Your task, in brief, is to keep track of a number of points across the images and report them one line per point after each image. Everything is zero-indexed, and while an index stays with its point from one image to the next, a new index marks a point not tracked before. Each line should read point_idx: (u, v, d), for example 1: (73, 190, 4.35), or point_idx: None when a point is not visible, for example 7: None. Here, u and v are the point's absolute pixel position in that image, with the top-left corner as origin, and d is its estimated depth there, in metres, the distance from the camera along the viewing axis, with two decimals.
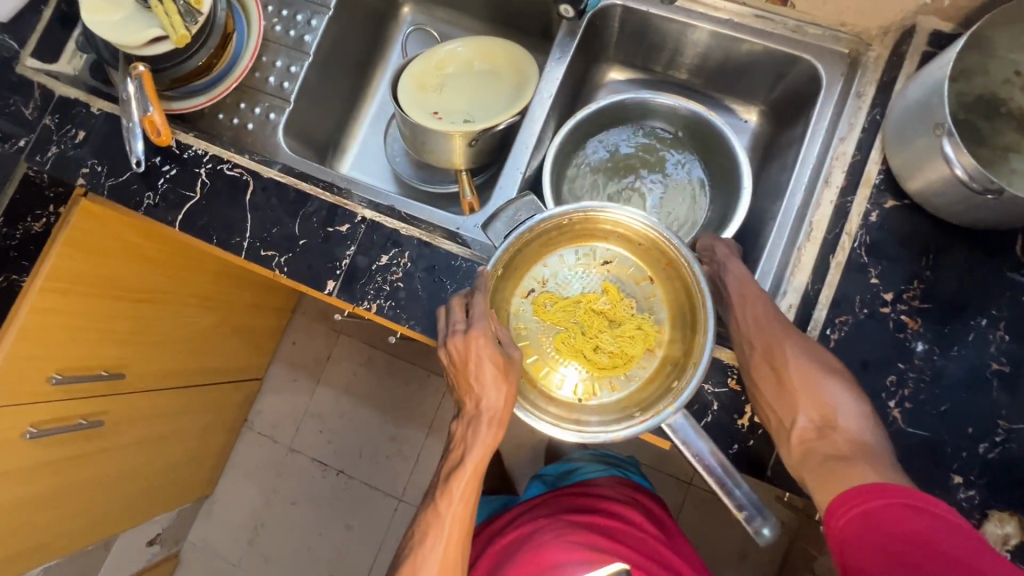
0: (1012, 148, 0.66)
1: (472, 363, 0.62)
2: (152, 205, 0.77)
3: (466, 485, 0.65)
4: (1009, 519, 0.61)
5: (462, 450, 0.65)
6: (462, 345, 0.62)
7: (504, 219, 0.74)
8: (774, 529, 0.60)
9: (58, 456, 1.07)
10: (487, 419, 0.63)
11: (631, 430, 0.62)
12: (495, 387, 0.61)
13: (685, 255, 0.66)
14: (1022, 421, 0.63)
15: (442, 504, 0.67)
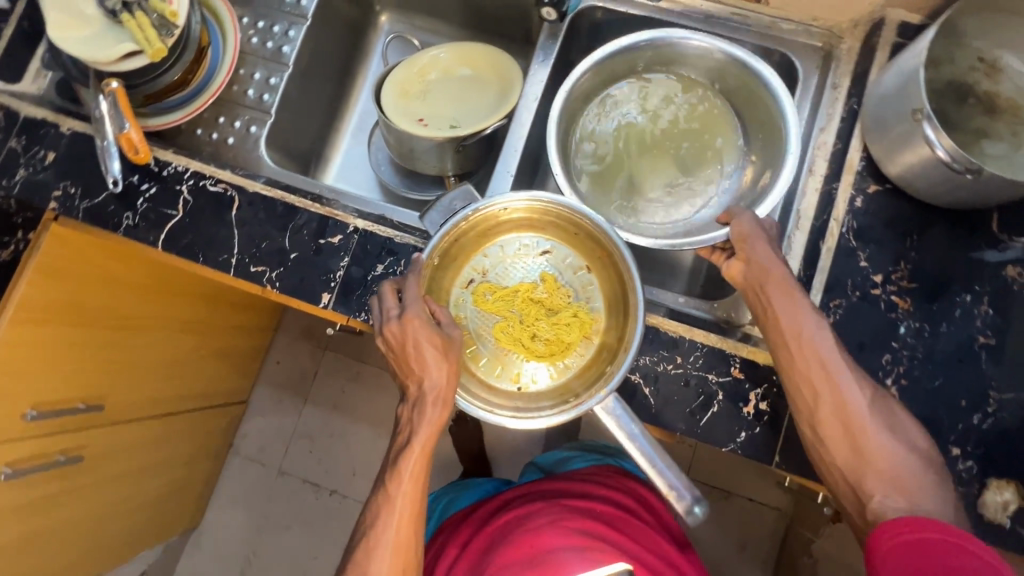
0: (983, 131, 0.69)
1: (408, 346, 0.60)
2: (131, 226, 0.74)
3: (416, 468, 0.62)
4: (1007, 485, 0.63)
5: (409, 432, 0.62)
6: (399, 328, 0.60)
7: (440, 209, 0.67)
8: (702, 507, 0.62)
9: (36, 497, 1.01)
10: (433, 399, 0.60)
11: (566, 416, 0.62)
12: (437, 366, 0.60)
13: (616, 243, 0.64)
14: (1011, 391, 0.65)
15: (392, 487, 0.63)
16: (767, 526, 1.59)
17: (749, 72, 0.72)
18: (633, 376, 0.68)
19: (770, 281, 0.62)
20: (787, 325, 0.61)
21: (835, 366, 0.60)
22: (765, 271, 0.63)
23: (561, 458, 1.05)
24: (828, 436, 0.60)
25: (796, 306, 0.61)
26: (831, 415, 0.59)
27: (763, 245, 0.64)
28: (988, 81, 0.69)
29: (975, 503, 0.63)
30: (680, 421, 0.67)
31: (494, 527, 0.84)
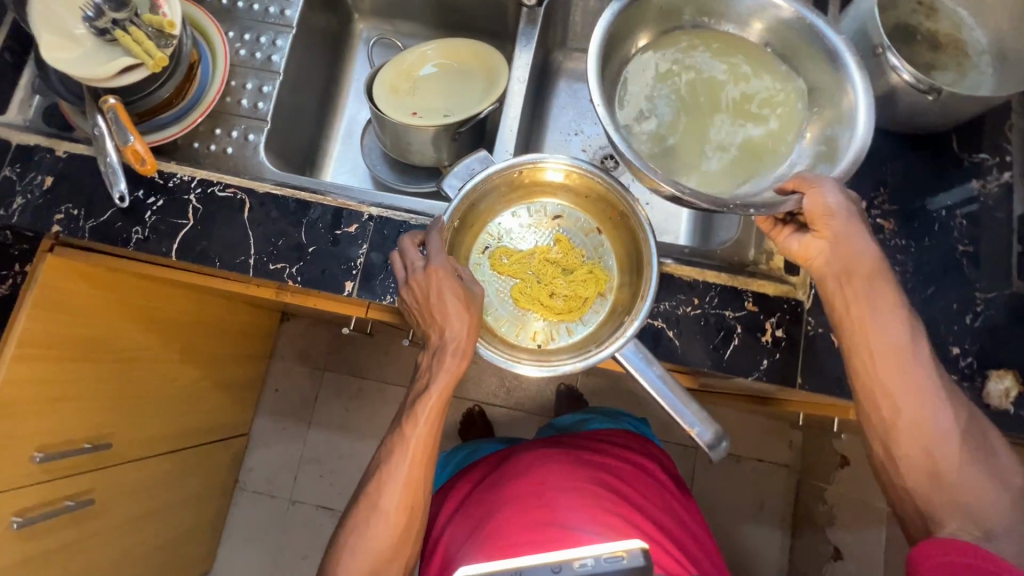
0: (932, 65, 0.76)
1: (430, 297, 0.63)
2: (141, 239, 0.74)
3: (430, 417, 0.67)
4: (1006, 374, 0.69)
5: (428, 378, 0.66)
6: (423, 281, 0.63)
7: (458, 173, 0.70)
8: (725, 442, 0.63)
9: (48, 547, 0.97)
10: (453, 349, 0.63)
11: (588, 360, 0.64)
12: (459, 317, 0.62)
13: (629, 199, 0.68)
14: (995, 289, 0.72)
15: (407, 429, 0.69)
16: (780, 484, 1.64)
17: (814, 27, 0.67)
18: (656, 322, 0.72)
19: (857, 275, 0.63)
20: (870, 332, 0.63)
21: (920, 375, 0.62)
22: (851, 260, 0.63)
23: (577, 419, 1.08)
24: (900, 442, 0.62)
25: (886, 309, 0.62)
26: (908, 427, 0.61)
27: (856, 224, 0.62)
28: (929, 21, 0.77)
29: (980, 393, 0.69)
30: (705, 357, 0.71)
31: (510, 483, 0.88)
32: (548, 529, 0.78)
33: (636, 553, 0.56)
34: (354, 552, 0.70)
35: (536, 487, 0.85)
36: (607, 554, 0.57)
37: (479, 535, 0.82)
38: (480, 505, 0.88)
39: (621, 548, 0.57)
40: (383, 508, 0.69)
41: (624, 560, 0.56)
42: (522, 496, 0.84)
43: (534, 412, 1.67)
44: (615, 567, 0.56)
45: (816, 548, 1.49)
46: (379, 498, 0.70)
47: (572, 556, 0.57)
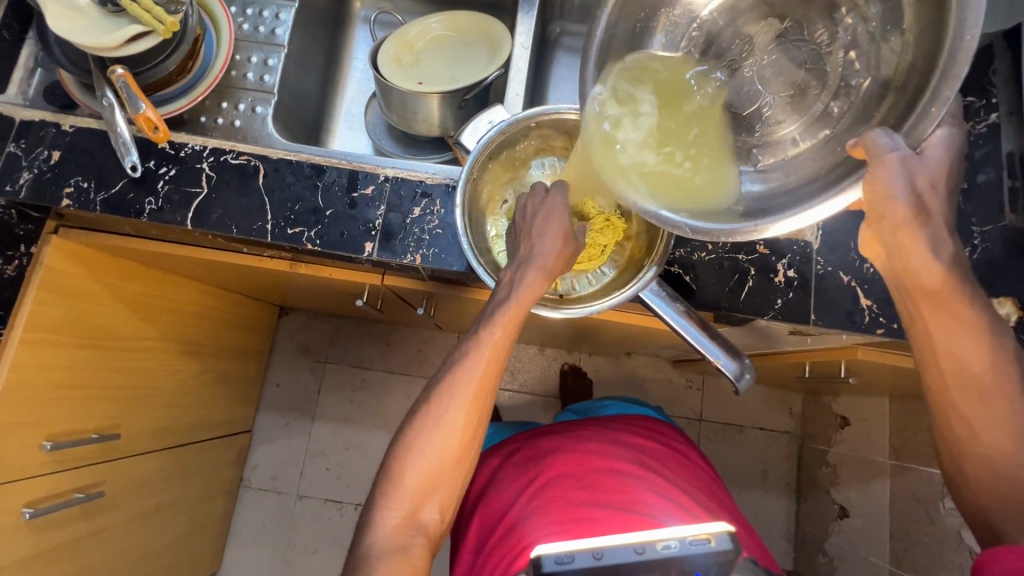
0: None
1: (538, 219, 0.66)
2: (155, 210, 0.74)
3: (500, 335, 0.66)
4: (1005, 301, 0.73)
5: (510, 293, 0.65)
6: (533, 210, 0.67)
7: (472, 129, 0.74)
8: (751, 374, 0.64)
9: (60, 542, 0.94)
10: (540, 264, 0.65)
11: (614, 300, 0.66)
12: (554, 238, 0.65)
13: None
14: (989, 223, 0.76)
15: (484, 335, 0.67)
16: (782, 451, 1.67)
17: None
18: (673, 267, 0.73)
19: (914, 291, 0.60)
20: (948, 368, 0.62)
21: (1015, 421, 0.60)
22: (908, 274, 0.59)
23: (595, 404, 1.15)
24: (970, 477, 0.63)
25: (960, 331, 0.60)
26: (981, 467, 0.62)
27: (908, 232, 0.56)
28: None
29: None
30: (722, 299, 0.73)
31: (569, 458, 0.88)
32: (597, 504, 0.80)
33: (722, 537, 0.62)
34: (417, 460, 0.68)
35: (587, 464, 0.87)
36: (692, 538, 0.62)
37: (532, 505, 0.82)
38: (522, 477, 0.89)
39: (708, 533, 0.62)
40: (442, 425, 0.68)
41: (710, 543, 0.61)
42: (574, 472, 0.86)
43: (539, 393, 1.68)
44: (700, 549, 0.61)
45: (822, 509, 1.52)
46: (443, 414, 0.68)
47: (654, 539, 0.62)
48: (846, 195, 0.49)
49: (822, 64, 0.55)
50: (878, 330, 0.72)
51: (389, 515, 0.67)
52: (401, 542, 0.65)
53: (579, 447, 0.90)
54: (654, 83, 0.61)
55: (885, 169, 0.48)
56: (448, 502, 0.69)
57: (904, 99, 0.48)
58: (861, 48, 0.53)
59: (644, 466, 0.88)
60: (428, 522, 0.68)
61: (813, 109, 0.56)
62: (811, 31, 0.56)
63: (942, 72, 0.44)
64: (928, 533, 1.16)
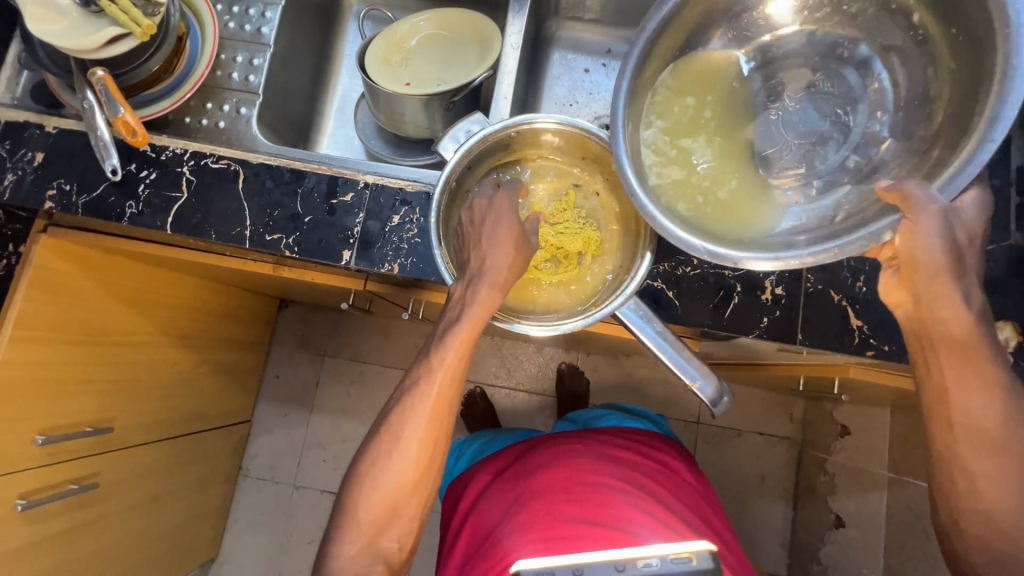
0: None
1: (478, 223, 0.64)
2: (136, 214, 0.74)
3: (455, 355, 0.65)
4: (1005, 325, 0.69)
5: (460, 309, 0.64)
6: (473, 212, 0.66)
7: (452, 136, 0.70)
8: (727, 398, 0.63)
9: (53, 531, 0.97)
10: (491, 279, 0.63)
11: (587, 320, 0.64)
12: (503, 249, 0.63)
13: None
14: (994, 242, 0.72)
15: (437, 357, 0.66)
16: (780, 456, 1.65)
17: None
18: (656, 282, 0.72)
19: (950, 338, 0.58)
20: None
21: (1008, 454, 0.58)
22: (936, 321, 0.58)
23: (594, 415, 1.13)
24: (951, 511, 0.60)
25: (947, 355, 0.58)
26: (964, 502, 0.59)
27: (944, 281, 0.56)
28: None
29: None
30: (705, 316, 0.71)
31: (557, 473, 0.87)
32: (580, 519, 0.78)
33: (703, 556, 0.70)
34: (374, 491, 0.67)
35: (569, 480, 0.85)
36: (675, 557, 0.70)
37: (517, 520, 0.81)
38: (508, 495, 0.88)
39: (690, 553, 0.70)
40: (404, 452, 0.67)
41: (692, 562, 0.69)
42: (557, 489, 0.84)
43: (535, 392, 1.68)
44: (683, 567, 0.68)
45: (818, 517, 1.50)
46: (404, 439, 0.67)
47: (636, 557, 0.70)
48: (870, 237, 0.52)
49: (843, 121, 0.59)
50: (868, 352, 0.69)
51: (346, 547, 0.67)
52: (359, 568, 0.66)
53: (566, 461, 0.89)
54: (684, 115, 0.60)
55: (926, 217, 0.51)
56: (406, 531, 0.68)
57: (930, 163, 0.53)
58: (892, 112, 0.57)
59: (631, 482, 0.86)
60: (388, 549, 0.68)
61: (830, 159, 0.59)
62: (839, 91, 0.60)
63: (980, 133, 0.49)
64: (922, 550, 1.13)
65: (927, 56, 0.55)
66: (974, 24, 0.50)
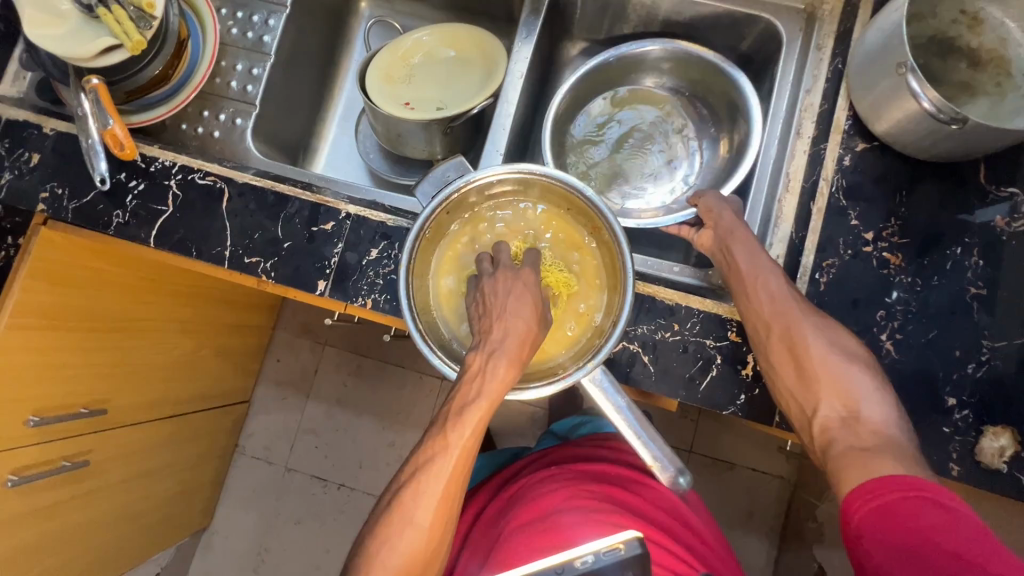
0: (967, 84, 0.70)
1: (500, 294, 0.61)
2: (122, 224, 0.74)
3: (475, 427, 0.60)
4: (1003, 432, 0.64)
5: (476, 384, 0.59)
6: (493, 283, 0.63)
7: (431, 180, 0.68)
8: (685, 478, 0.61)
9: (47, 502, 1.02)
10: (511, 351, 0.59)
11: (551, 387, 0.61)
12: (522, 318, 0.60)
13: (607, 218, 0.63)
14: (1003, 339, 0.66)
15: (450, 440, 0.61)
16: (772, 494, 1.61)
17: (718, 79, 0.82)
18: (632, 344, 0.69)
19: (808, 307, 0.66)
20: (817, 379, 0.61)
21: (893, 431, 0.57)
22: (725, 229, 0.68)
23: (574, 424, 1.07)
24: None
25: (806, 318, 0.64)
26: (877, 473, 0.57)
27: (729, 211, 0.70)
28: (971, 34, 0.70)
29: (971, 450, 0.64)
30: (680, 386, 0.68)
31: (533, 504, 0.82)
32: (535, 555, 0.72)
33: (634, 543, 0.54)
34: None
35: (528, 515, 0.80)
36: (604, 547, 0.54)
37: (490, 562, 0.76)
38: (487, 541, 0.83)
39: (618, 539, 0.55)
40: (412, 538, 0.62)
41: (621, 550, 0.54)
42: (518, 525, 0.79)
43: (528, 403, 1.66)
44: (613, 559, 0.53)
45: (800, 563, 1.46)
46: (414, 511, 0.62)
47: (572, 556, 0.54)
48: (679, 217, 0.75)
49: (667, 166, 0.89)
50: None
51: None
52: None
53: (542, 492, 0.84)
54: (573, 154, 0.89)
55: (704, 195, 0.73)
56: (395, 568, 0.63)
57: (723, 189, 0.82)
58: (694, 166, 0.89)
59: (592, 495, 0.81)
60: None
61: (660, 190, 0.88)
62: (666, 146, 0.90)
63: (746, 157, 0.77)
64: None
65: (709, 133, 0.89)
66: (731, 114, 0.84)
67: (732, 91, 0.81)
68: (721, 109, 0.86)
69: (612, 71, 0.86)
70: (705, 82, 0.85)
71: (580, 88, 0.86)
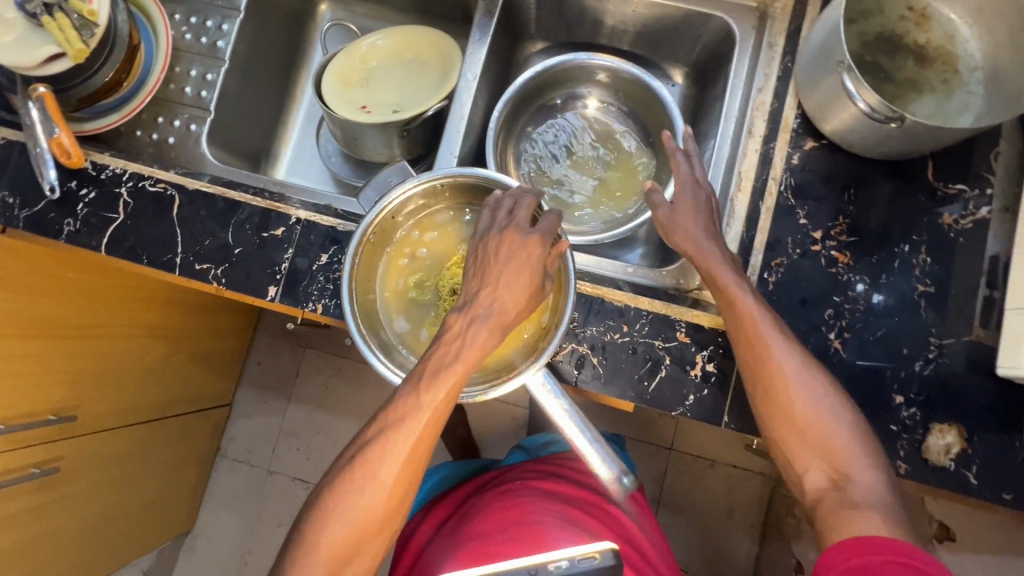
0: (914, 81, 0.70)
1: (502, 259, 0.59)
2: (72, 232, 0.74)
3: (451, 387, 0.58)
4: (949, 429, 0.65)
5: (457, 344, 0.58)
6: (496, 244, 0.60)
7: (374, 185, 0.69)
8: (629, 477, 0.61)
9: (17, 510, 1.02)
10: (494, 322, 0.58)
11: (494, 391, 0.62)
12: (512, 295, 0.59)
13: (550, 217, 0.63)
14: (951, 336, 0.66)
15: (424, 397, 0.59)
16: (753, 491, 1.60)
17: (643, 85, 0.87)
18: (581, 346, 0.69)
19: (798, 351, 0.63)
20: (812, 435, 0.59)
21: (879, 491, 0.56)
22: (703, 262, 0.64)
23: (543, 441, 1.06)
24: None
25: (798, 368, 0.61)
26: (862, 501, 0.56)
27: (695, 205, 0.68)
28: (917, 30, 0.71)
29: (917, 448, 0.64)
30: (629, 387, 0.68)
31: (501, 511, 0.83)
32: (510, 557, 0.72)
33: (609, 554, 0.54)
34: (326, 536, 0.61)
35: (510, 518, 0.81)
36: (579, 555, 0.55)
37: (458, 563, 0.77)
38: (450, 540, 0.84)
39: (594, 549, 0.55)
40: (364, 507, 0.61)
41: (595, 558, 0.54)
42: (487, 533, 0.80)
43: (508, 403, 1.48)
44: (585, 566, 0.54)
45: (779, 558, 1.46)
46: (371, 474, 0.61)
47: (547, 559, 0.55)
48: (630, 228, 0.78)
49: (611, 169, 0.94)
50: None
51: None
52: None
53: (510, 500, 0.85)
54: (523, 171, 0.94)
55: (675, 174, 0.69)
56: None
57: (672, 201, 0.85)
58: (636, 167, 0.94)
59: (560, 511, 0.82)
60: None
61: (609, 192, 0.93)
62: (609, 149, 0.95)
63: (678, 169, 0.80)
64: None
65: (645, 134, 0.93)
66: (659, 118, 0.88)
67: (656, 98, 0.86)
68: (649, 113, 0.91)
69: (544, 85, 0.90)
70: (631, 90, 0.90)
71: (517, 103, 0.90)
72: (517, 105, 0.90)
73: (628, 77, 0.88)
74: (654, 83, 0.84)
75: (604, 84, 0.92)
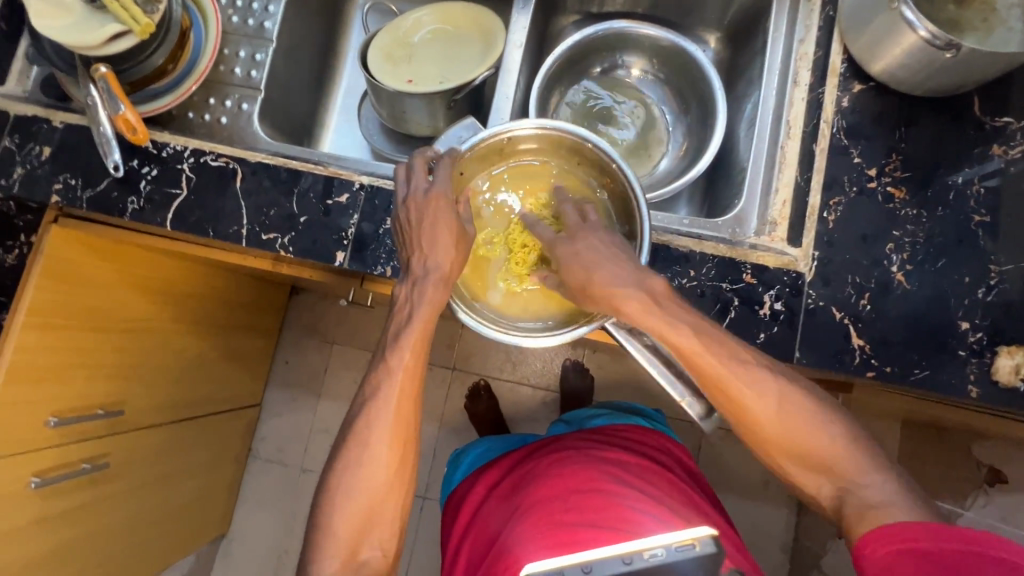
0: (954, 21, 0.72)
1: (419, 222, 0.63)
2: (137, 209, 0.75)
3: (416, 343, 0.63)
4: (1018, 351, 0.66)
5: (407, 311, 0.63)
6: (414, 207, 0.64)
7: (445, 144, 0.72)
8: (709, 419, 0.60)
9: (67, 506, 1.01)
10: (435, 280, 0.62)
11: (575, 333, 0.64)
12: (443, 248, 0.63)
13: (617, 162, 0.66)
14: (1010, 262, 0.68)
15: (392, 361, 0.64)
16: None
17: (679, 50, 0.90)
18: None
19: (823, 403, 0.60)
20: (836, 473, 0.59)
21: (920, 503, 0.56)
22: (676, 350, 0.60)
23: (586, 415, 1.08)
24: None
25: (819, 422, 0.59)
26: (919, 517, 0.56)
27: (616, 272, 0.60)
28: None
29: (987, 371, 0.66)
30: None
31: (557, 478, 0.83)
32: (582, 525, 0.73)
33: (708, 540, 0.50)
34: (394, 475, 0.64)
35: (570, 484, 0.81)
36: (675, 541, 0.50)
37: (520, 526, 0.77)
38: (507, 505, 0.85)
39: (691, 535, 0.51)
40: (373, 479, 0.63)
41: (696, 547, 0.50)
42: (547, 497, 0.80)
43: (541, 388, 1.48)
44: (686, 555, 0.49)
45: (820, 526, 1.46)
46: (373, 440, 0.64)
47: (640, 546, 0.51)
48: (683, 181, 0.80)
49: (649, 135, 0.97)
50: (868, 373, 0.67)
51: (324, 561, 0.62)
52: None
53: (567, 466, 0.85)
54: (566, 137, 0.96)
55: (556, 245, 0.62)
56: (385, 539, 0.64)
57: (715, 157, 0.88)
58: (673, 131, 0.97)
59: (619, 476, 0.83)
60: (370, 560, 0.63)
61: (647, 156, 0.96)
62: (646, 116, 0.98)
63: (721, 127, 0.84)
64: None
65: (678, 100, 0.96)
66: (693, 81, 0.92)
67: (692, 62, 0.89)
68: (682, 78, 0.94)
69: (585, 51, 0.93)
70: (667, 55, 0.93)
71: (560, 70, 0.92)
72: (560, 72, 0.92)
73: (665, 44, 0.91)
74: (691, 48, 0.88)
75: (640, 51, 0.95)
